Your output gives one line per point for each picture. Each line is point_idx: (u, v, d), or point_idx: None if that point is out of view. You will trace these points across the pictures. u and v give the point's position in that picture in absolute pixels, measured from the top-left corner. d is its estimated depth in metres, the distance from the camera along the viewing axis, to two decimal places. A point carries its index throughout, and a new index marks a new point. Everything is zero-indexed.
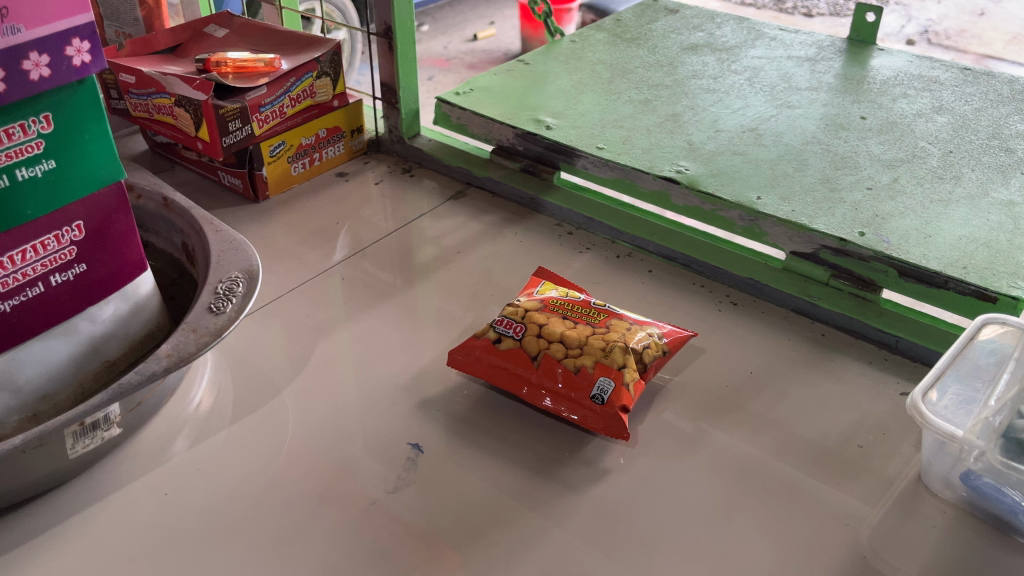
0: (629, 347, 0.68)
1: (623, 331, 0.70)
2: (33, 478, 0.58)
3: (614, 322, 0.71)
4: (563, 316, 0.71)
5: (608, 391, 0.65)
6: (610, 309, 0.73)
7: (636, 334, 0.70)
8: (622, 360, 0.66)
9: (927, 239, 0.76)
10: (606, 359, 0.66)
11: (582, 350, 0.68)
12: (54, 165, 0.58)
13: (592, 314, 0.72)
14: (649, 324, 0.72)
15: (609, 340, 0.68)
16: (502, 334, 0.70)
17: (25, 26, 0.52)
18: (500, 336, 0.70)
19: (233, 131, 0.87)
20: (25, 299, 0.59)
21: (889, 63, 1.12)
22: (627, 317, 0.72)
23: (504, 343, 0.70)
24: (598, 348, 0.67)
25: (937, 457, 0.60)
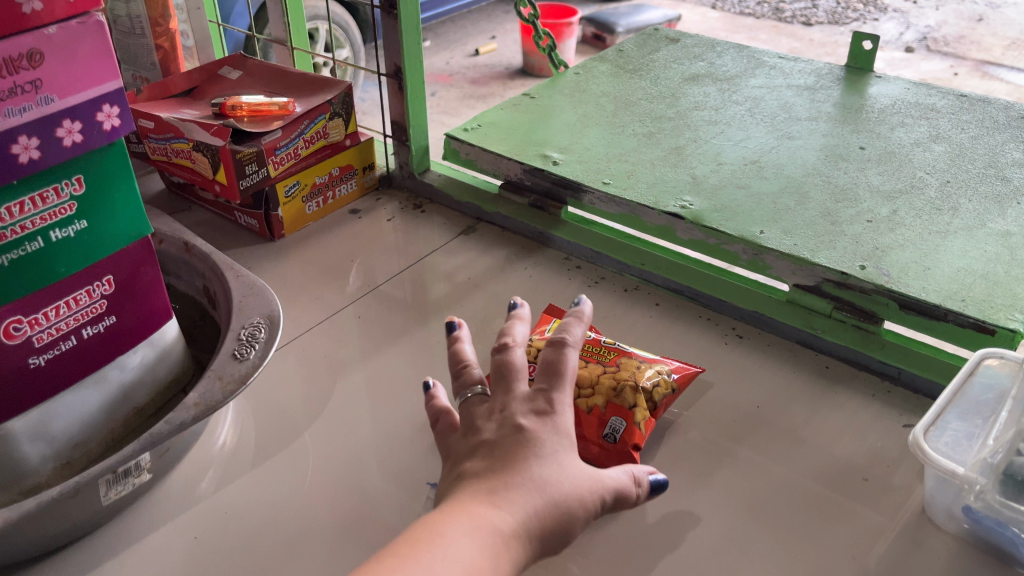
0: (640, 385, 0.70)
1: (635, 369, 0.71)
2: (69, 525, 0.60)
3: (625, 360, 0.73)
4: (575, 356, 0.73)
5: (620, 430, 0.67)
6: (624, 348, 0.75)
7: (647, 372, 0.71)
8: (633, 399, 0.68)
9: (926, 271, 0.78)
10: (617, 399, 0.69)
11: (593, 389, 0.70)
12: (86, 225, 0.60)
13: (604, 353, 0.74)
14: (659, 362, 0.74)
15: (621, 380, 0.70)
16: None
17: (58, 95, 0.55)
18: None
19: (250, 174, 0.90)
20: (60, 352, 0.61)
21: (887, 90, 1.15)
22: (639, 355, 0.74)
23: None
24: (609, 388, 0.69)
25: (940, 491, 0.62)
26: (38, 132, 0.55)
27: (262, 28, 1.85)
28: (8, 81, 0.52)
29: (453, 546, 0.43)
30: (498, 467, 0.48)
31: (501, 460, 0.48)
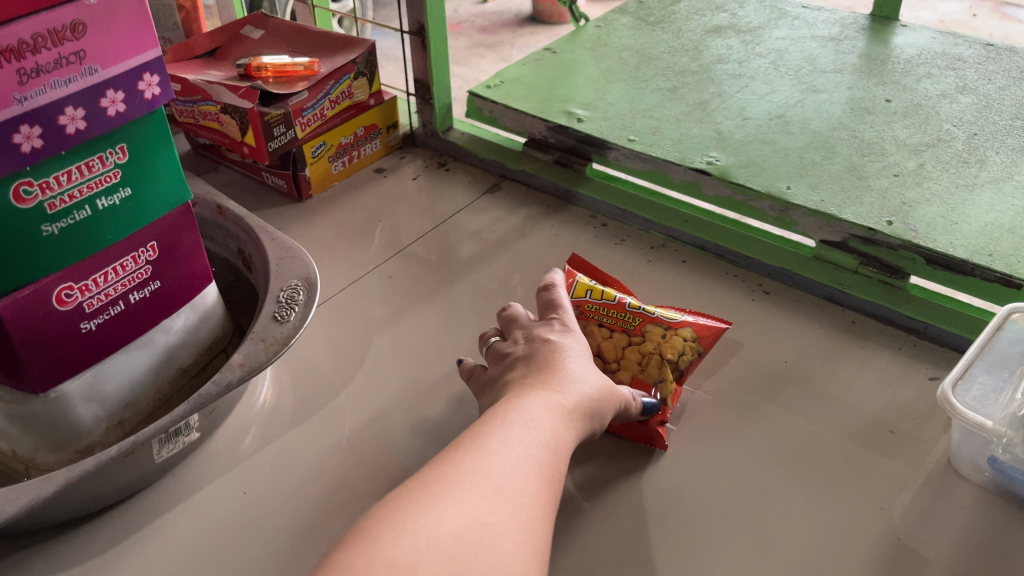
0: (667, 358, 0.71)
1: (661, 339, 0.71)
2: (126, 482, 0.63)
3: (650, 327, 0.72)
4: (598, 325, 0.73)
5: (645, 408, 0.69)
6: (648, 308, 0.73)
7: (673, 341, 0.71)
8: (659, 375, 0.70)
9: (953, 226, 0.78)
10: (643, 374, 0.71)
11: (619, 363, 0.72)
12: (130, 192, 0.62)
13: (629, 319, 0.72)
14: (683, 322, 0.73)
15: (647, 352, 0.71)
16: None
17: (102, 66, 0.56)
18: None
19: (278, 135, 0.91)
20: (109, 317, 0.63)
21: (913, 40, 1.13)
22: (664, 315, 0.73)
23: None
24: (635, 362, 0.71)
25: (966, 443, 0.63)
26: (84, 103, 0.56)
27: None
28: (54, 52, 0.53)
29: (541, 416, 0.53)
30: (537, 365, 0.58)
31: (538, 359, 0.59)
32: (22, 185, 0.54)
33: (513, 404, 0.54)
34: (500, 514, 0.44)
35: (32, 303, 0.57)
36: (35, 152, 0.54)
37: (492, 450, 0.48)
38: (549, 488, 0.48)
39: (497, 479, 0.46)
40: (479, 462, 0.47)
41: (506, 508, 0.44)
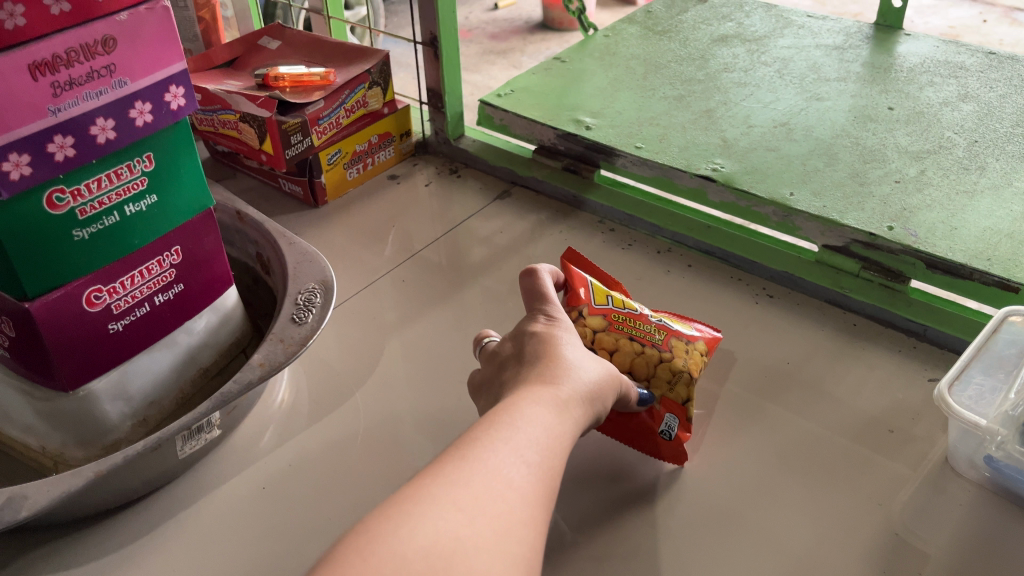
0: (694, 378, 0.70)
1: (689, 356, 0.71)
2: (150, 476, 0.66)
3: (675, 342, 0.72)
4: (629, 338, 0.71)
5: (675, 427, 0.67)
6: (668, 324, 0.73)
7: (696, 359, 0.72)
8: (688, 393, 0.69)
9: (953, 231, 0.80)
10: (672, 394, 0.69)
11: (647, 380, 0.69)
12: (155, 199, 0.64)
13: (656, 334, 0.72)
14: (697, 337, 0.74)
15: (677, 369, 0.70)
16: None
17: (131, 78, 0.59)
18: None
19: (295, 143, 0.94)
20: (135, 318, 0.66)
21: (916, 48, 1.15)
22: (682, 331, 0.73)
23: None
24: (665, 380, 0.69)
25: (963, 441, 0.65)
26: (114, 114, 0.59)
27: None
28: (86, 66, 0.56)
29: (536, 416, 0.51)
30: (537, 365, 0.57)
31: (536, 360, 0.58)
32: (55, 192, 0.57)
33: (507, 405, 0.52)
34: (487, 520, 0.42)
35: (64, 305, 0.60)
36: (68, 160, 0.57)
37: (483, 455, 0.47)
38: (544, 489, 0.47)
39: (483, 485, 0.44)
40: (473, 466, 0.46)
41: (493, 516, 0.43)
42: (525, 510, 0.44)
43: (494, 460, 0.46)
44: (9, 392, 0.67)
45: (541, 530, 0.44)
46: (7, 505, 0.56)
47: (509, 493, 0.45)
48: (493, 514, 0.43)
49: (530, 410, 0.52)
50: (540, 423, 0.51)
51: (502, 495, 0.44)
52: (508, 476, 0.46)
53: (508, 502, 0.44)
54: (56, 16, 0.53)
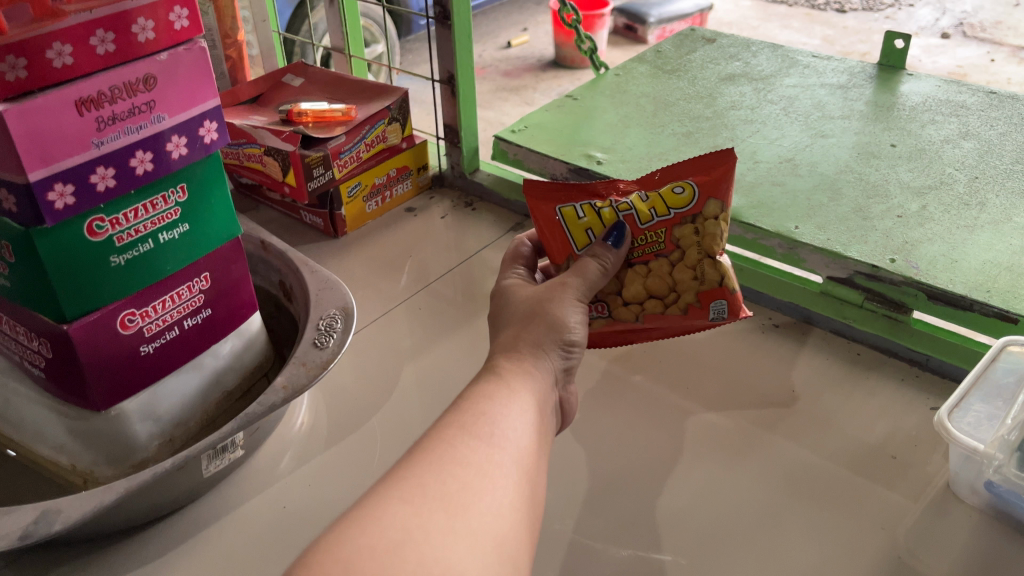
0: (718, 255, 0.65)
1: (701, 240, 0.65)
2: (176, 494, 0.68)
3: (678, 230, 0.65)
4: (632, 264, 0.67)
5: (724, 312, 0.66)
6: (665, 213, 0.65)
7: (711, 230, 0.64)
8: (718, 274, 0.65)
9: (953, 263, 0.82)
10: (704, 287, 0.66)
11: (675, 291, 0.67)
12: (188, 227, 0.68)
13: (654, 239, 0.66)
14: (696, 199, 0.65)
15: (694, 263, 0.65)
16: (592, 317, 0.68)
17: (169, 114, 0.63)
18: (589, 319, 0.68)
19: (317, 176, 0.98)
20: (165, 341, 0.69)
21: (919, 88, 1.19)
22: (680, 208, 0.65)
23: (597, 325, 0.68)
24: (690, 279, 0.66)
25: (964, 467, 0.67)
26: (151, 147, 0.62)
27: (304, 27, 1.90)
28: (128, 103, 0.60)
29: (487, 394, 0.54)
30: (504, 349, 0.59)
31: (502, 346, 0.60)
32: (96, 220, 0.61)
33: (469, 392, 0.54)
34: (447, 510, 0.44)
35: (99, 327, 0.63)
36: (108, 191, 0.60)
37: (435, 449, 0.48)
38: (498, 476, 0.48)
39: (435, 475, 0.46)
40: (441, 455, 0.48)
41: (441, 508, 0.44)
42: (480, 490, 0.46)
43: (445, 446, 0.48)
44: (44, 412, 0.70)
45: (499, 519, 0.46)
46: (40, 520, 0.58)
47: (462, 477, 0.47)
48: (445, 501, 0.45)
49: (480, 390, 0.54)
50: (489, 397, 0.53)
51: (456, 481, 0.46)
52: (461, 459, 0.48)
53: (462, 488, 0.46)
54: (101, 55, 0.57)
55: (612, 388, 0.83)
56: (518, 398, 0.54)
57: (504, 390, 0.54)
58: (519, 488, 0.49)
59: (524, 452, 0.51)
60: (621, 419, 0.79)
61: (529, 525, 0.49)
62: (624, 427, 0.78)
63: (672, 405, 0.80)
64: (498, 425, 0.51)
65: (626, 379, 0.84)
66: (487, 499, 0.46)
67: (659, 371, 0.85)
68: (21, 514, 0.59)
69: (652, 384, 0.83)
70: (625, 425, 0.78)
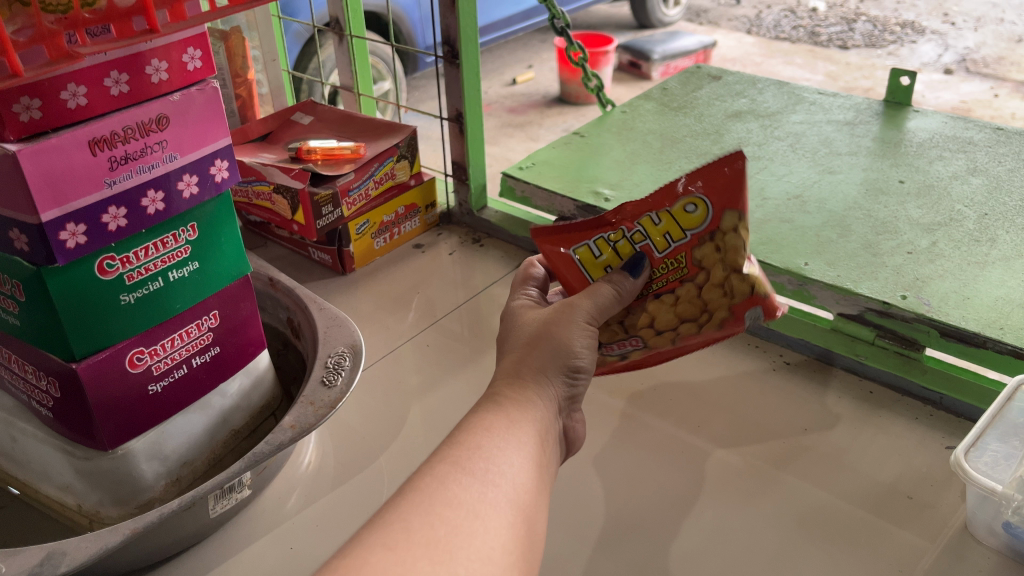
0: (743, 268, 0.60)
1: (723, 256, 0.60)
2: (182, 536, 0.67)
3: (696, 250, 0.61)
4: (659, 294, 0.64)
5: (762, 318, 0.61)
6: (681, 235, 0.61)
7: (732, 243, 0.59)
8: (747, 287, 0.60)
9: (965, 300, 0.82)
10: (736, 300, 0.61)
11: (707, 312, 0.62)
12: (198, 265, 0.68)
13: (675, 265, 0.63)
14: (710, 213, 0.60)
15: (721, 280, 0.61)
16: (624, 352, 0.65)
17: (181, 153, 0.63)
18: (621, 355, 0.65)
19: (326, 214, 0.99)
20: (173, 379, 0.68)
21: (925, 124, 1.19)
22: (697, 227, 0.60)
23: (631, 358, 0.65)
24: (720, 294, 0.61)
25: (981, 507, 0.66)
26: (162, 186, 0.62)
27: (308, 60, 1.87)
28: (141, 142, 0.60)
29: (485, 427, 0.53)
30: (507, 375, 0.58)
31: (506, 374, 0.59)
32: (106, 259, 0.61)
33: (460, 426, 0.53)
34: (436, 555, 0.44)
35: (107, 366, 0.63)
36: (120, 230, 0.60)
37: (425, 487, 0.48)
38: (488, 513, 0.47)
39: (424, 518, 0.46)
40: (430, 495, 0.47)
41: (426, 553, 0.44)
42: (470, 534, 0.46)
43: (438, 485, 0.48)
44: (50, 452, 0.69)
45: (492, 559, 0.45)
46: (45, 562, 0.58)
47: (452, 519, 0.46)
48: (431, 546, 0.44)
49: (478, 421, 0.54)
50: (486, 430, 0.53)
51: (445, 523, 0.46)
52: (452, 500, 0.47)
53: (451, 531, 0.45)
54: (116, 96, 0.58)
55: (622, 426, 0.82)
56: (516, 430, 0.54)
57: (502, 421, 0.54)
58: (513, 529, 0.48)
59: (521, 490, 0.50)
60: (630, 457, 0.78)
61: (527, 563, 0.48)
62: (635, 465, 0.77)
63: (682, 443, 0.79)
64: (494, 462, 0.51)
65: (636, 416, 0.83)
66: (475, 544, 0.45)
67: (669, 408, 0.84)
68: (25, 557, 0.58)
69: (662, 421, 0.82)
70: (636, 464, 0.77)
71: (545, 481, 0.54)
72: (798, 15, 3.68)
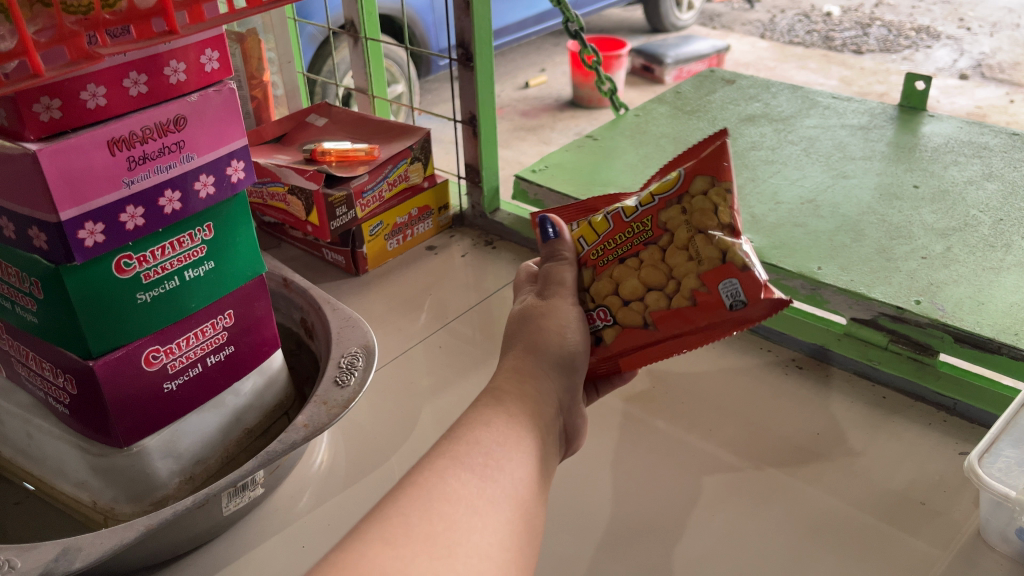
0: (711, 232, 0.58)
1: (689, 218, 0.59)
2: (195, 534, 0.68)
3: (663, 214, 0.60)
4: (622, 260, 0.61)
5: (738, 292, 0.57)
6: (649, 198, 0.61)
7: (699, 205, 0.59)
8: (715, 250, 0.58)
9: (980, 306, 0.81)
10: (705, 266, 0.58)
11: (675, 279, 0.59)
12: (213, 265, 0.68)
13: (641, 227, 0.61)
14: (684, 176, 0.60)
15: (684, 243, 0.59)
16: (599, 329, 0.62)
17: (198, 154, 0.64)
18: (598, 331, 0.62)
19: (340, 215, 0.99)
20: (188, 378, 0.69)
21: (940, 129, 1.19)
22: (665, 192, 0.60)
23: (607, 336, 0.62)
24: (687, 261, 0.59)
25: (994, 513, 0.66)
26: (180, 186, 0.63)
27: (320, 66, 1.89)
28: (159, 143, 0.61)
29: (484, 422, 0.53)
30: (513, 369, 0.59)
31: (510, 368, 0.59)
32: (124, 258, 0.61)
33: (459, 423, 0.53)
34: (434, 552, 0.43)
35: (123, 364, 0.63)
36: (137, 229, 0.61)
37: (424, 483, 0.47)
38: (486, 511, 0.47)
39: (422, 515, 0.45)
40: (428, 493, 0.47)
41: (424, 549, 0.43)
42: (468, 530, 0.45)
43: (437, 480, 0.48)
44: (66, 448, 0.70)
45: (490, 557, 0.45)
46: (61, 557, 0.58)
47: (451, 516, 0.46)
48: (429, 542, 0.44)
49: (476, 417, 0.53)
50: (483, 426, 0.52)
51: (443, 520, 0.45)
52: (448, 496, 0.47)
53: (448, 528, 0.45)
54: (135, 97, 0.58)
55: (634, 430, 0.82)
56: (514, 425, 0.54)
57: (501, 417, 0.54)
58: (511, 526, 0.48)
59: (521, 490, 0.50)
60: (641, 459, 0.78)
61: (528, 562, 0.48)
62: (646, 468, 0.77)
63: (694, 446, 0.79)
64: (496, 459, 0.51)
65: (647, 420, 0.83)
66: (472, 540, 0.45)
67: (681, 412, 0.84)
68: (41, 552, 0.59)
69: (674, 425, 0.82)
70: (647, 467, 0.77)
71: (544, 477, 0.54)
72: (812, 20, 3.67)
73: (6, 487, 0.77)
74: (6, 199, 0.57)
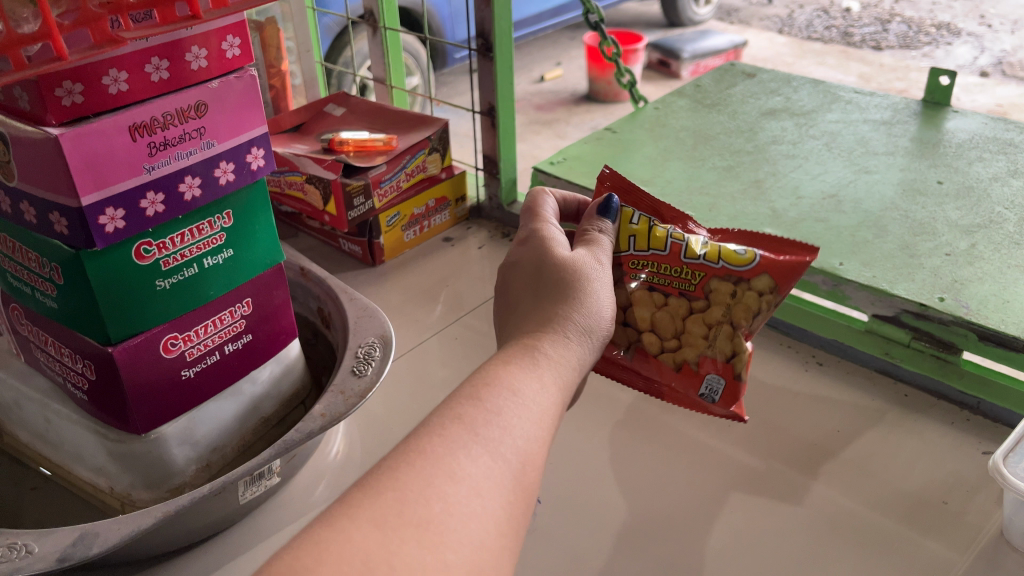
0: (737, 320, 0.66)
1: (732, 302, 0.66)
2: (209, 523, 0.68)
3: (706, 280, 0.67)
4: (652, 288, 0.68)
5: (717, 390, 0.68)
6: (713, 257, 0.66)
7: (746, 299, 0.66)
8: (729, 347, 0.67)
9: (1005, 304, 0.80)
10: (710, 351, 0.68)
11: (679, 338, 0.69)
12: (232, 253, 0.68)
13: (689, 276, 0.67)
14: (739, 255, 0.66)
15: (711, 321, 0.67)
16: None
17: (218, 140, 0.63)
18: None
19: (357, 205, 0.99)
20: (206, 365, 0.69)
21: (965, 124, 1.17)
22: (734, 266, 0.66)
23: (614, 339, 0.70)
24: (698, 338, 0.68)
25: (1018, 514, 0.65)
26: (201, 172, 0.63)
27: (336, 56, 1.88)
28: (180, 129, 0.60)
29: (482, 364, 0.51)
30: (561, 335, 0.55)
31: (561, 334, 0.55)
32: (143, 244, 0.61)
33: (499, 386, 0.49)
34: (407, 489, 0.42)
35: (143, 350, 0.63)
36: (157, 216, 0.61)
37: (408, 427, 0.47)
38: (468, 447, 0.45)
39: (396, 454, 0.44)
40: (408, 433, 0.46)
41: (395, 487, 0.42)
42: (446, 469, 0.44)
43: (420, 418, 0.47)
44: (85, 435, 0.70)
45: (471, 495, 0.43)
46: (79, 542, 0.58)
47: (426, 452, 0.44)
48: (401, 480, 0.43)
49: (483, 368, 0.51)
50: (513, 381, 0.50)
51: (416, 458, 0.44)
52: (453, 474, 0.43)
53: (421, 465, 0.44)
54: (156, 82, 0.58)
55: (652, 425, 0.81)
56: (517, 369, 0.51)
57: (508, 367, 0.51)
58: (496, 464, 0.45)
59: (525, 463, 0.47)
60: (659, 455, 0.78)
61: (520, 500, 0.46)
62: (662, 464, 0.77)
63: (712, 443, 0.79)
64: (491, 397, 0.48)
65: (665, 416, 0.82)
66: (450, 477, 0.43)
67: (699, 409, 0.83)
68: (60, 537, 0.59)
69: (691, 421, 0.82)
70: (663, 462, 0.77)
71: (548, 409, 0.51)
72: (831, 15, 3.63)
73: (24, 472, 0.77)
74: (28, 183, 0.57)
